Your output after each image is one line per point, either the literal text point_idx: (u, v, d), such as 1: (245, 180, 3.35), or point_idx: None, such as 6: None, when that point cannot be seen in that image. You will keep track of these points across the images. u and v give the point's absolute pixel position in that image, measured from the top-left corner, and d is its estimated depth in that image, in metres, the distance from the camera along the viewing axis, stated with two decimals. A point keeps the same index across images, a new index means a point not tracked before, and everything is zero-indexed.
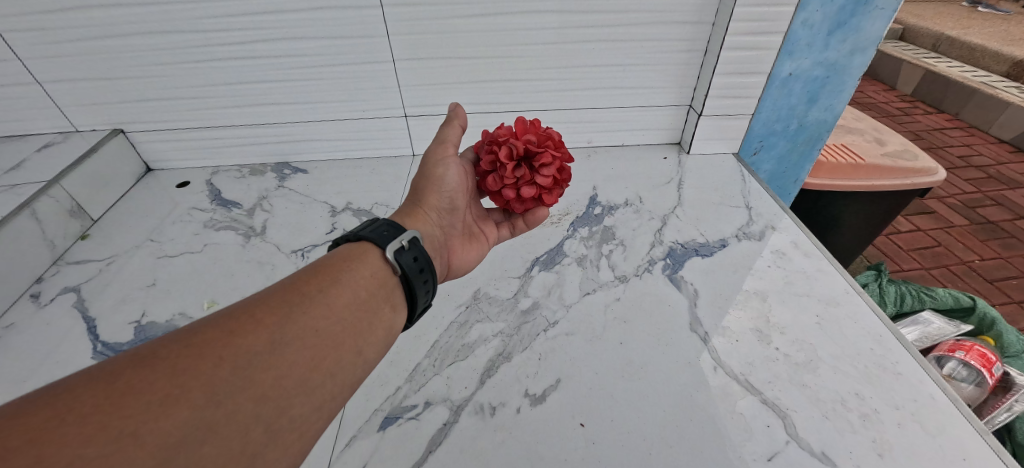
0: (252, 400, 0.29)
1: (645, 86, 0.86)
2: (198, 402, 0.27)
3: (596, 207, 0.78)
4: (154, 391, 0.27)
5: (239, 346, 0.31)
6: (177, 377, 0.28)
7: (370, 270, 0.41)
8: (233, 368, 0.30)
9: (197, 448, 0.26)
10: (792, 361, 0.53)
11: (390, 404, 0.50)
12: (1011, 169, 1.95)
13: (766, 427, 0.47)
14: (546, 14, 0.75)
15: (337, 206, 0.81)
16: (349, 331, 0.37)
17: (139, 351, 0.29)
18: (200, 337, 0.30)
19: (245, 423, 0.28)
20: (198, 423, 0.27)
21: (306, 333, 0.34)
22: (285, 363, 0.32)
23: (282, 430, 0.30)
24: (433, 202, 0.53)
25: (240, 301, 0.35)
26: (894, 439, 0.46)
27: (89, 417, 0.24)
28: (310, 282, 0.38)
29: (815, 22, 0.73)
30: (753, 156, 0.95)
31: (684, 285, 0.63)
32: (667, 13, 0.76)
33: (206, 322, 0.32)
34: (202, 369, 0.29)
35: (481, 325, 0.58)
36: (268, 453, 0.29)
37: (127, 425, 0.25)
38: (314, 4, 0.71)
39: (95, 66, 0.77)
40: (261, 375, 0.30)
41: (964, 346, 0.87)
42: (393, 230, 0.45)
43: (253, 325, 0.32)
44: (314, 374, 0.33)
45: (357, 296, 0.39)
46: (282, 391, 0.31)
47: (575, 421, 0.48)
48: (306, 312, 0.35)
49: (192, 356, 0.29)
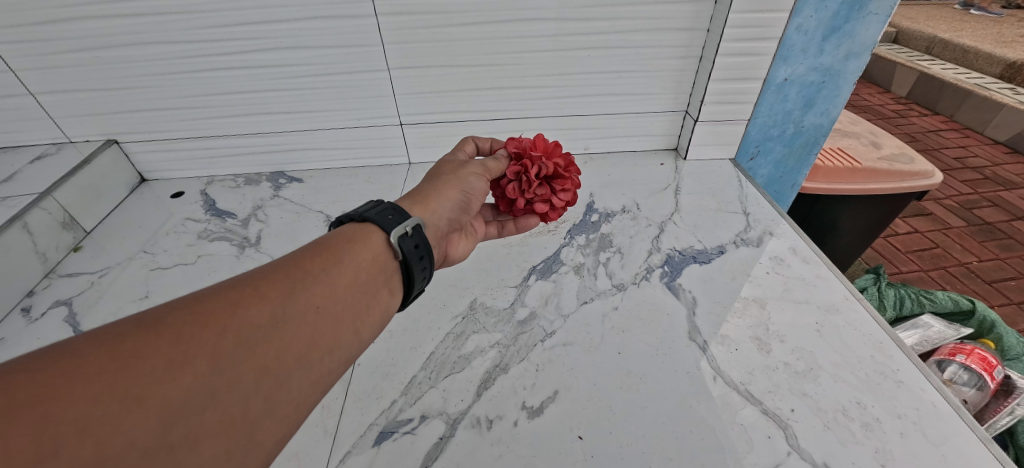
0: (254, 371, 0.29)
1: (642, 93, 0.86)
2: (201, 370, 0.27)
3: (594, 214, 0.78)
4: (159, 355, 0.26)
5: (243, 318, 0.30)
6: (182, 343, 0.27)
7: (371, 253, 0.41)
8: (236, 339, 0.29)
9: (200, 413, 0.26)
10: (792, 369, 0.53)
11: (385, 418, 0.49)
12: (1007, 170, 1.96)
13: (766, 438, 0.46)
14: (542, 21, 0.75)
15: (332, 215, 0.81)
16: (347, 310, 0.36)
17: (140, 314, 0.28)
18: (203, 306, 0.30)
19: (245, 392, 0.28)
20: (201, 389, 0.26)
21: (307, 310, 0.33)
22: (285, 339, 0.31)
23: (280, 403, 0.30)
24: (449, 177, 0.52)
25: (244, 273, 0.34)
26: (895, 448, 0.45)
27: (92, 377, 0.24)
28: (313, 259, 0.37)
29: (809, 27, 0.74)
30: (750, 161, 0.95)
31: (683, 293, 0.63)
32: (663, 20, 0.76)
33: (209, 292, 0.31)
34: (206, 338, 0.28)
35: (477, 336, 0.57)
36: (265, 423, 0.29)
37: (129, 388, 0.24)
38: (309, 14, 0.71)
39: (89, 77, 0.76)
40: (263, 348, 0.30)
41: (964, 350, 0.86)
42: (398, 215, 0.44)
43: (256, 297, 0.32)
44: (312, 351, 0.33)
45: (358, 279, 0.38)
46: (282, 365, 0.31)
47: (574, 434, 0.47)
48: (308, 289, 0.35)
49: (196, 324, 0.28)
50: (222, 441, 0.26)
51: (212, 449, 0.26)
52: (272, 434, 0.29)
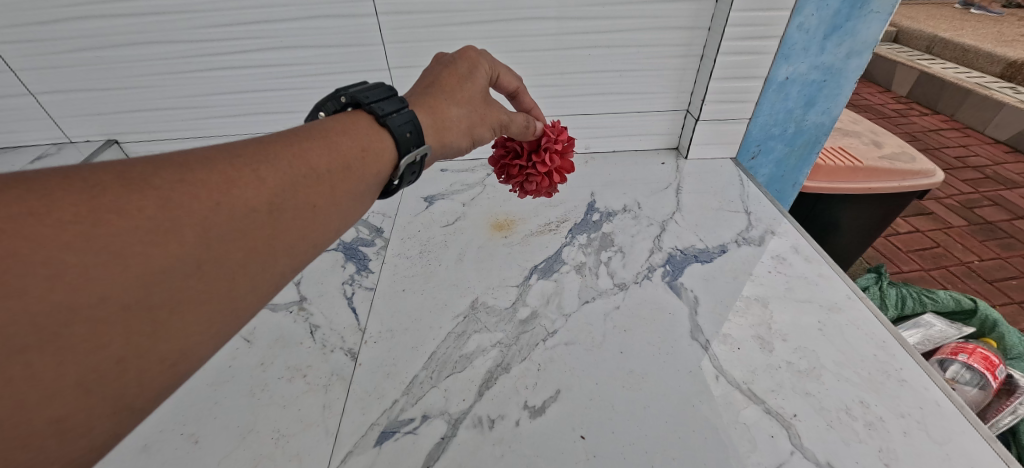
0: (243, 255, 0.28)
1: (642, 92, 0.86)
2: (188, 238, 0.25)
3: (595, 214, 0.78)
4: (141, 216, 0.24)
5: (238, 197, 0.28)
6: (168, 207, 0.25)
7: (379, 162, 0.38)
8: (228, 217, 0.27)
9: (182, 283, 0.25)
10: (795, 369, 0.52)
11: (387, 418, 0.49)
12: (1008, 169, 1.96)
13: (769, 438, 0.46)
14: (542, 20, 0.75)
15: None
16: (343, 213, 0.35)
17: (123, 167, 0.26)
18: (195, 171, 0.27)
19: (231, 271, 0.27)
20: (185, 260, 0.25)
21: (305, 206, 0.31)
22: (279, 228, 0.30)
23: (266, 286, 0.29)
24: (487, 116, 0.49)
25: (240, 145, 0.31)
26: (898, 446, 0.45)
27: (66, 223, 0.22)
28: (319, 151, 0.34)
29: (810, 26, 0.73)
30: (751, 160, 0.94)
31: (684, 292, 0.63)
32: (664, 19, 0.76)
33: (202, 158, 0.28)
34: (196, 209, 0.26)
35: (479, 336, 0.57)
36: (250, 302, 0.28)
37: (109, 243, 0.22)
38: (309, 13, 0.71)
39: (89, 77, 0.76)
40: (255, 231, 0.28)
41: (966, 349, 0.86)
42: (415, 135, 0.40)
43: (254, 178, 0.29)
44: (302, 245, 0.31)
45: (361, 186, 0.36)
46: (271, 252, 0.29)
47: (576, 433, 0.47)
48: (310, 184, 0.32)
49: (185, 189, 0.26)
50: (207, 312, 0.26)
51: (196, 318, 0.25)
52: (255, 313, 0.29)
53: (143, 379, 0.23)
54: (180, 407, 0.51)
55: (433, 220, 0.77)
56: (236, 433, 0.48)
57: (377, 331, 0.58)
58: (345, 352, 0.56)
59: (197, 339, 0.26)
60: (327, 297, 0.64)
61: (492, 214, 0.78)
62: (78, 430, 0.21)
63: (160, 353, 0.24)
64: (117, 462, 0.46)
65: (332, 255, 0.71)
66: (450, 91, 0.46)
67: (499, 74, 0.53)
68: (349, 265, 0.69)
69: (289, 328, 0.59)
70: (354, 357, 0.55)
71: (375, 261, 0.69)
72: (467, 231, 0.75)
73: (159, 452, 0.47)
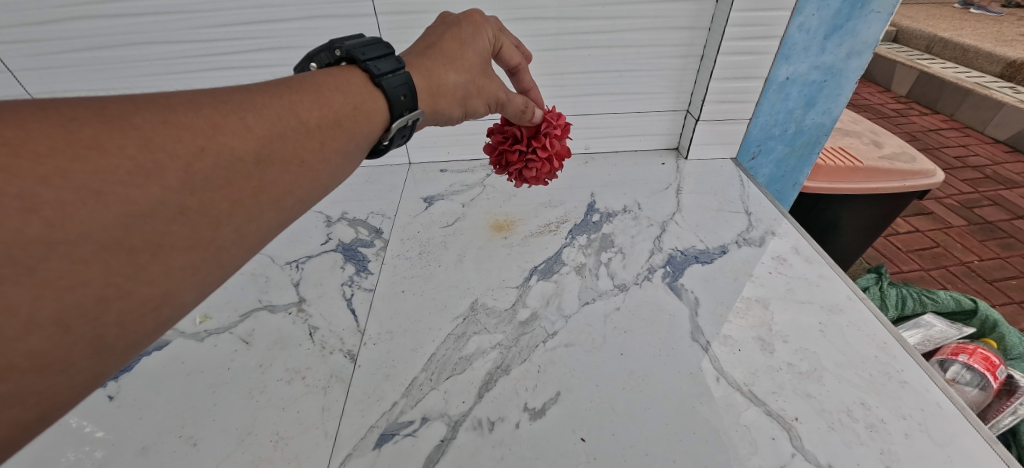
0: (228, 202, 0.28)
1: (642, 92, 0.85)
2: (170, 183, 0.25)
3: (595, 214, 0.78)
4: (123, 157, 0.23)
5: (223, 144, 0.27)
6: (152, 150, 0.25)
7: (369, 122, 0.37)
8: (212, 164, 0.27)
9: (166, 226, 0.25)
10: (797, 370, 0.52)
11: (386, 421, 0.48)
12: (1007, 169, 1.95)
13: (770, 440, 0.46)
14: (542, 21, 0.74)
15: (332, 215, 0.80)
16: (331, 169, 0.34)
17: (107, 106, 0.25)
18: (180, 116, 0.27)
19: (215, 218, 0.27)
20: (169, 203, 0.25)
21: (292, 160, 0.31)
22: (264, 180, 0.30)
23: (250, 236, 0.29)
24: (486, 88, 0.49)
25: (227, 92, 0.31)
26: (900, 449, 0.45)
27: (45, 158, 0.22)
28: (309, 106, 0.33)
29: (811, 25, 0.73)
30: (752, 160, 0.94)
31: (685, 293, 0.62)
32: (664, 19, 0.75)
33: (188, 103, 0.28)
34: (180, 154, 0.25)
35: (479, 337, 0.57)
36: (233, 250, 0.29)
37: (89, 181, 0.22)
38: (307, 13, 0.71)
39: (87, 77, 0.76)
40: (240, 180, 0.28)
41: (967, 350, 0.86)
42: (410, 98, 0.39)
43: (241, 128, 0.29)
44: (288, 198, 0.31)
45: (350, 145, 0.36)
46: (256, 203, 0.29)
47: (576, 435, 0.47)
48: (298, 137, 0.32)
49: (170, 133, 0.26)
50: (190, 257, 0.26)
51: (179, 262, 0.25)
52: (237, 261, 0.29)
53: (123, 316, 0.24)
54: (179, 409, 0.51)
55: (433, 221, 0.77)
56: (234, 436, 0.48)
57: (377, 332, 0.58)
58: (345, 354, 0.55)
59: (180, 283, 0.26)
60: (327, 298, 0.63)
61: (492, 215, 0.78)
62: (59, 366, 0.22)
63: (141, 294, 0.24)
64: (115, 465, 0.46)
65: (331, 256, 0.71)
66: (452, 57, 0.46)
67: (503, 46, 0.53)
68: (348, 266, 0.69)
69: (288, 330, 0.59)
70: (354, 359, 0.55)
71: (374, 262, 0.69)
72: (466, 232, 0.74)
73: (157, 454, 0.47)
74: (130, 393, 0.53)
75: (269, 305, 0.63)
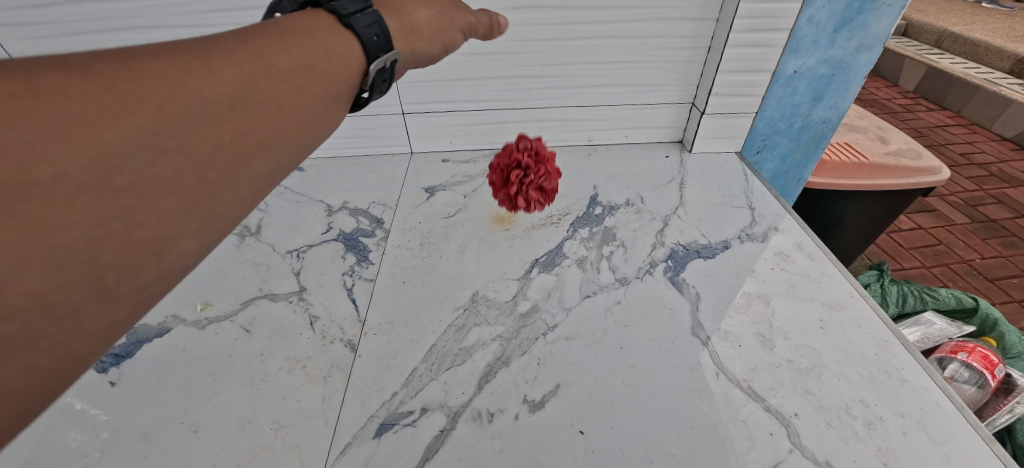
0: (207, 142, 0.28)
1: (647, 84, 0.84)
2: (147, 123, 0.25)
3: (597, 207, 0.77)
4: (95, 103, 0.24)
5: (196, 88, 0.28)
6: (123, 94, 0.25)
7: (347, 68, 0.37)
8: (185, 107, 0.27)
9: (147, 167, 0.25)
10: (796, 367, 0.52)
11: (386, 411, 0.49)
12: (1013, 167, 1.94)
13: (768, 435, 0.46)
14: (546, 10, 0.73)
15: (333, 205, 0.80)
16: (311, 111, 0.34)
17: (78, 59, 0.26)
18: (146, 64, 0.27)
19: (197, 158, 0.27)
20: (147, 144, 0.25)
21: (268, 101, 0.31)
22: (242, 122, 0.30)
23: (238, 179, 0.30)
24: (456, 16, 0.47)
25: (199, 41, 0.31)
26: (898, 447, 0.45)
27: (25, 103, 0.22)
28: (281, 52, 0.33)
29: (821, 19, 0.72)
30: (756, 154, 0.93)
31: (686, 288, 0.62)
32: (671, 9, 0.74)
33: (156, 52, 0.28)
34: (153, 99, 0.26)
35: (479, 329, 0.57)
36: (223, 194, 0.29)
37: (70, 125, 0.23)
38: None
39: None
40: (217, 122, 0.28)
41: (966, 348, 0.86)
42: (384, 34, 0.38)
43: (213, 73, 0.29)
44: (270, 141, 0.31)
45: (331, 88, 0.36)
46: (235, 144, 0.29)
47: (575, 428, 0.47)
48: (273, 81, 0.32)
49: (139, 79, 0.26)
50: (178, 200, 0.26)
51: (168, 205, 0.26)
52: (232, 210, 0.30)
53: (119, 259, 0.24)
54: (180, 396, 0.51)
55: (435, 212, 0.77)
56: (235, 423, 0.48)
57: (377, 323, 0.58)
58: (345, 344, 0.56)
59: (176, 227, 0.26)
60: (327, 288, 0.63)
61: (493, 206, 0.77)
62: (64, 309, 0.22)
63: (134, 235, 0.24)
64: (118, 451, 0.46)
65: (332, 246, 0.71)
66: None
67: None
68: (349, 256, 0.68)
69: (289, 319, 0.59)
70: (354, 349, 0.55)
71: (375, 252, 0.69)
72: (468, 223, 0.74)
73: (159, 441, 0.47)
74: (131, 380, 0.53)
75: (270, 294, 0.63)
